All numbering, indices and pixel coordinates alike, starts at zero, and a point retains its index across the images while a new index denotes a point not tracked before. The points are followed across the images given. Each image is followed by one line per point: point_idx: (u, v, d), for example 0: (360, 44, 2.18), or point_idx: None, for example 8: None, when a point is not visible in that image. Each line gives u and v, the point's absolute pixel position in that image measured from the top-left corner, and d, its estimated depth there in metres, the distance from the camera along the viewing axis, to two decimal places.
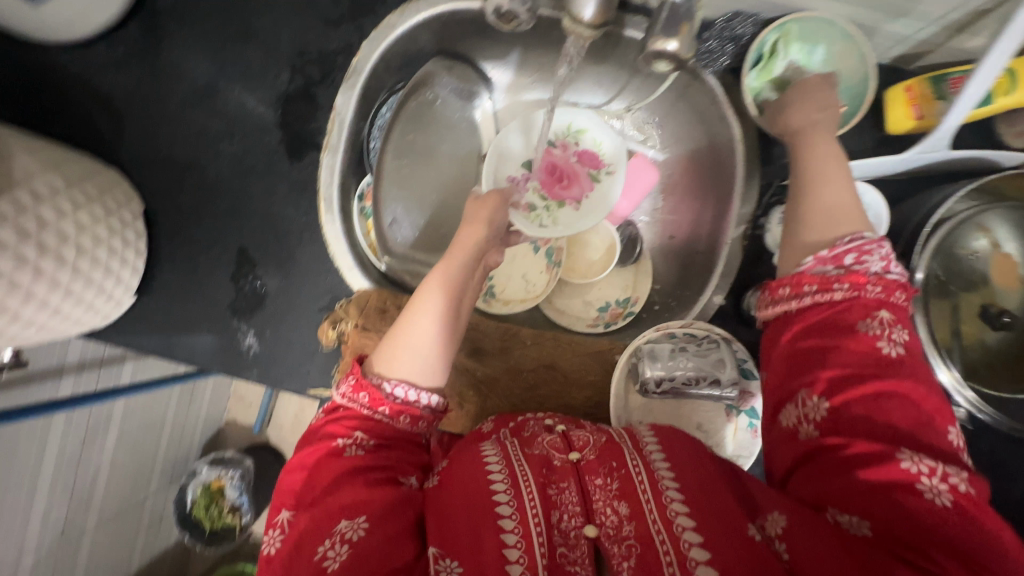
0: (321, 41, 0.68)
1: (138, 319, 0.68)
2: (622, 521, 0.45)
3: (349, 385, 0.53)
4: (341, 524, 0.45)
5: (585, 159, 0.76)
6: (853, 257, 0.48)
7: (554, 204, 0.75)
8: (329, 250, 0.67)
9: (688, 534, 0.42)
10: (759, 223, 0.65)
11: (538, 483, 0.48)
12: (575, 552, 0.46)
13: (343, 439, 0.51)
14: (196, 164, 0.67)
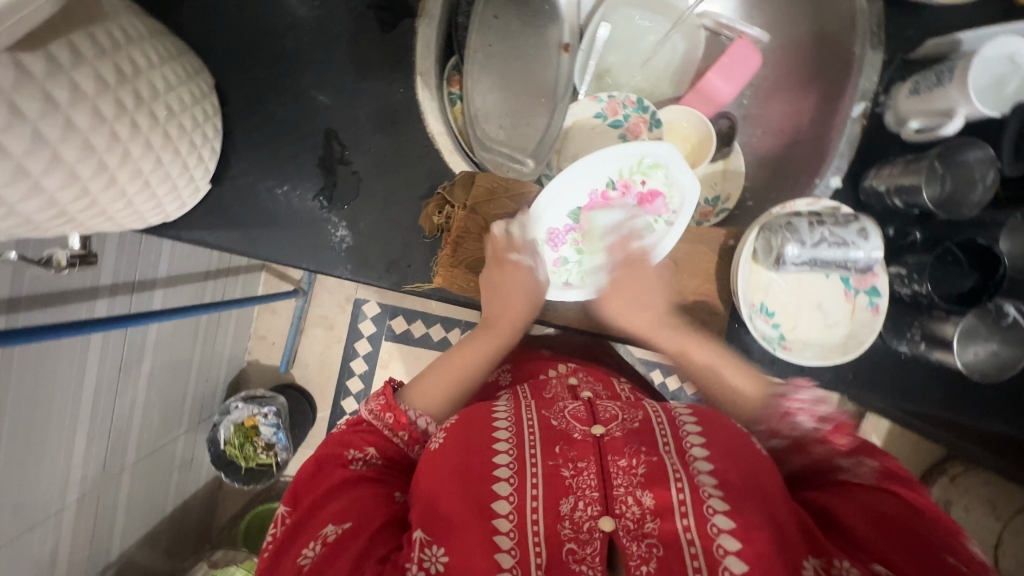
0: None
1: (215, 212, 0.61)
2: (644, 516, 0.49)
3: (378, 403, 0.59)
4: (326, 528, 0.50)
5: (647, 203, 0.65)
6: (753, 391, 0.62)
7: (587, 255, 0.67)
8: (428, 129, 0.62)
9: (717, 519, 0.48)
10: (881, 100, 0.63)
11: (547, 465, 0.53)
12: (587, 547, 0.49)
13: (356, 451, 0.57)
14: (271, 33, 0.60)
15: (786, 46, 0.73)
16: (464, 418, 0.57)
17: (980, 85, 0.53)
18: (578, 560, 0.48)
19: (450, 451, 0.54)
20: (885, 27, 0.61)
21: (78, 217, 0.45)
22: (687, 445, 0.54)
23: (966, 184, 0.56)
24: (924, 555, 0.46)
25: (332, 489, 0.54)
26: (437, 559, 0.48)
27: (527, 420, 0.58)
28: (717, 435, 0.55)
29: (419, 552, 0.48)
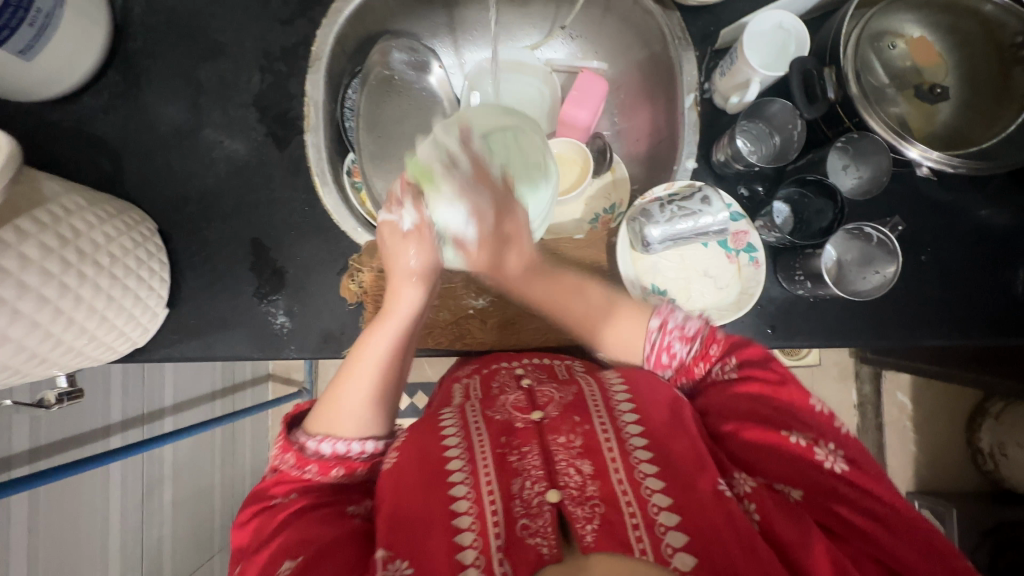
0: (281, 39, 0.75)
1: (175, 329, 0.73)
2: (585, 482, 0.55)
3: (280, 447, 0.62)
4: (280, 568, 0.53)
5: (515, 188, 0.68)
6: (659, 351, 0.65)
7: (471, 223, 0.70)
8: (331, 216, 0.72)
9: (646, 473, 0.55)
10: (707, 88, 0.71)
11: (494, 453, 0.59)
12: (538, 520, 0.53)
13: (279, 495, 0.60)
14: (196, 176, 0.74)
15: (631, 64, 0.82)
16: (415, 433, 0.63)
17: (768, 59, 0.62)
18: (532, 533, 0.52)
19: (409, 464, 0.59)
20: (689, 30, 0.72)
21: (48, 357, 0.56)
22: (618, 410, 0.61)
23: (787, 134, 0.66)
24: (791, 450, 0.55)
25: (280, 521, 0.57)
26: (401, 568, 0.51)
27: (474, 419, 0.63)
28: (642, 389, 0.64)
29: (385, 564, 0.52)
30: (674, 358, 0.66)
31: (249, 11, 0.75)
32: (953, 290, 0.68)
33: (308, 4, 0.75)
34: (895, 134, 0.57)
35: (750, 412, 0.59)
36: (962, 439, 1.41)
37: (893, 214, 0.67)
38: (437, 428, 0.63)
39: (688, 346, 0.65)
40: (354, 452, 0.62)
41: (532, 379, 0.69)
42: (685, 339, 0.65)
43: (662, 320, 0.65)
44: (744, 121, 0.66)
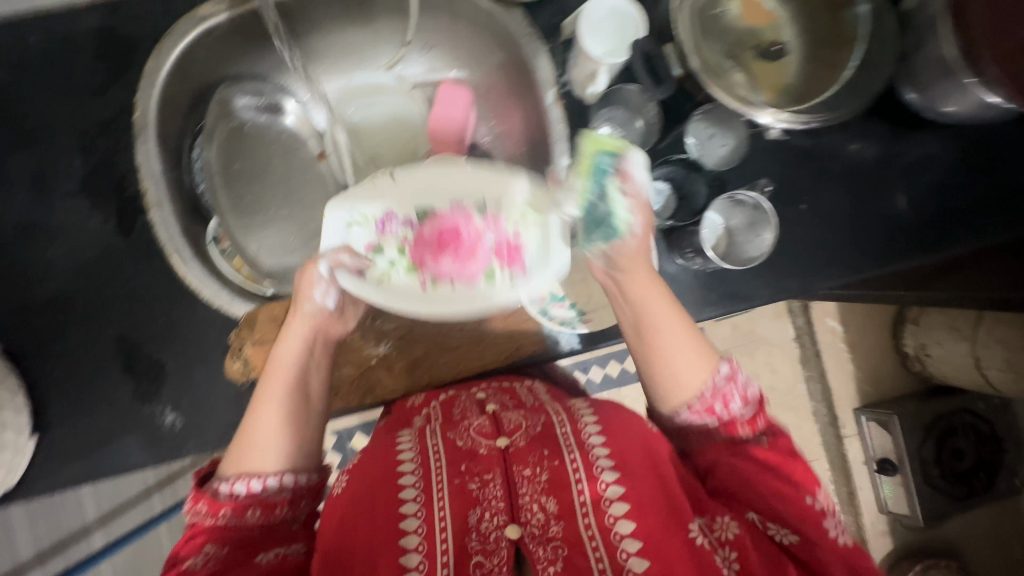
0: (97, 112, 0.67)
1: (53, 455, 0.65)
2: (549, 520, 0.52)
3: (192, 499, 0.54)
4: None
5: (464, 259, 0.56)
6: (720, 403, 0.56)
7: (405, 262, 0.56)
8: (201, 294, 0.66)
9: (613, 510, 0.51)
10: (564, 81, 0.68)
11: (450, 484, 0.55)
12: (493, 557, 0.50)
13: (192, 558, 0.51)
14: (34, 283, 0.66)
15: (490, 67, 0.79)
16: (367, 467, 0.58)
17: (612, 43, 0.60)
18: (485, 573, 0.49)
19: (361, 508, 0.54)
20: (533, 25, 0.69)
21: None
22: (588, 441, 0.57)
23: (647, 117, 0.64)
24: (782, 503, 0.52)
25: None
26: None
27: (431, 449, 0.58)
28: (616, 426, 0.59)
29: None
30: (728, 413, 0.56)
31: (50, 88, 0.67)
32: (840, 231, 0.69)
33: (118, 68, 0.67)
34: (747, 104, 0.58)
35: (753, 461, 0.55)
36: (892, 347, 1.49)
37: (761, 176, 0.67)
38: (392, 454, 0.58)
39: (747, 407, 0.57)
40: (273, 492, 0.55)
41: (497, 402, 0.64)
42: (744, 400, 0.57)
43: (732, 369, 0.57)
44: (603, 111, 0.65)
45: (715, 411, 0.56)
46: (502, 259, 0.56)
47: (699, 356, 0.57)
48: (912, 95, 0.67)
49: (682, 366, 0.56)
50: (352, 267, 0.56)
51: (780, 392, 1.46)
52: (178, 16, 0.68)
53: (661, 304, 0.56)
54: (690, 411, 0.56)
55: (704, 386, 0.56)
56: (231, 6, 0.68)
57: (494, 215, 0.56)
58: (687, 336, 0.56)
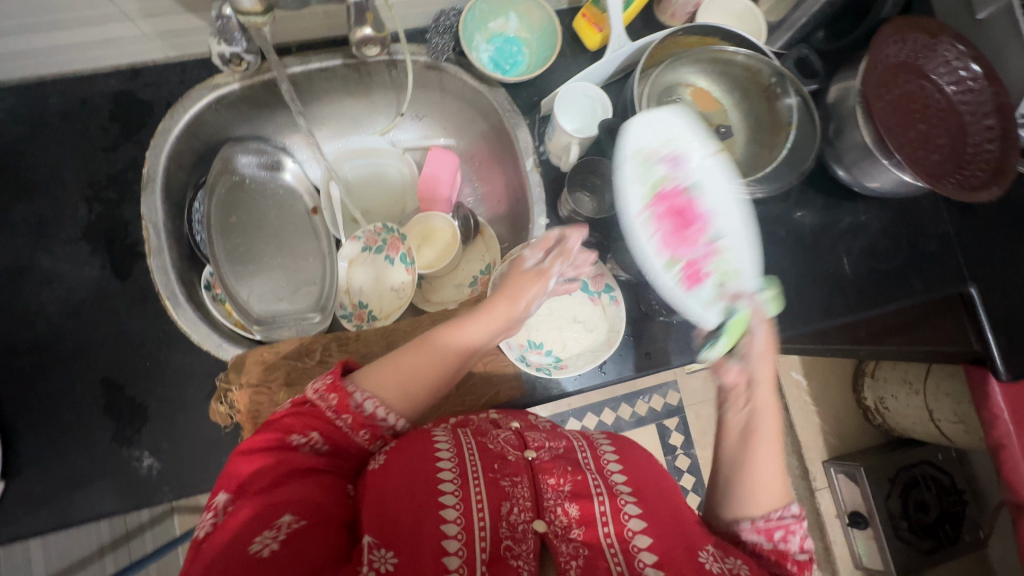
0: (106, 166, 0.72)
1: (20, 502, 0.63)
2: (571, 523, 0.52)
3: (325, 383, 0.55)
4: (284, 518, 0.47)
5: (688, 265, 0.58)
6: (780, 534, 0.51)
7: (659, 182, 0.59)
8: (191, 338, 0.69)
9: (633, 523, 0.52)
10: (542, 151, 0.78)
11: (486, 478, 0.54)
12: (521, 544, 0.51)
13: (298, 438, 0.52)
14: (24, 324, 0.67)
15: (473, 134, 0.88)
16: (410, 440, 0.55)
17: (582, 124, 0.70)
18: (513, 555, 0.50)
19: (398, 487, 0.51)
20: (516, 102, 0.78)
21: None
22: (608, 468, 0.57)
23: (611, 186, 0.73)
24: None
25: (282, 472, 0.50)
26: (386, 559, 0.47)
27: (467, 446, 0.56)
28: (633, 462, 0.59)
29: (370, 552, 0.47)
30: (783, 542, 0.51)
31: (64, 142, 0.71)
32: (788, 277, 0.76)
33: (131, 127, 0.73)
34: None
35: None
36: (852, 399, 1.55)
37: None
38: (429, 440, 0.55)
39: (804, 550, 0.50)
40: (380, 420, 0.56)
41: (520, 423, 0.63)
42: (803, 546, 0.51)
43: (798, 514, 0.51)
44: (575, 178, 0.74)
45: (774, 534, 0.51)
46: (687, 270, 0.58)
47: (777, 486, 0.53)
48: (841, 172, 0.76)
49: (761, 474, 0.53)
50: (648, 146, 0.60)
51: None
52: (192, 85, 0.74)
53: (765, 416, 0.55)
54: (750, 530, 0.51)
55: (777, 508, 0.52)
56: (244, 77, 0.74)
57: (715, 246, 0.58)
58: (773, 442, 0.54)
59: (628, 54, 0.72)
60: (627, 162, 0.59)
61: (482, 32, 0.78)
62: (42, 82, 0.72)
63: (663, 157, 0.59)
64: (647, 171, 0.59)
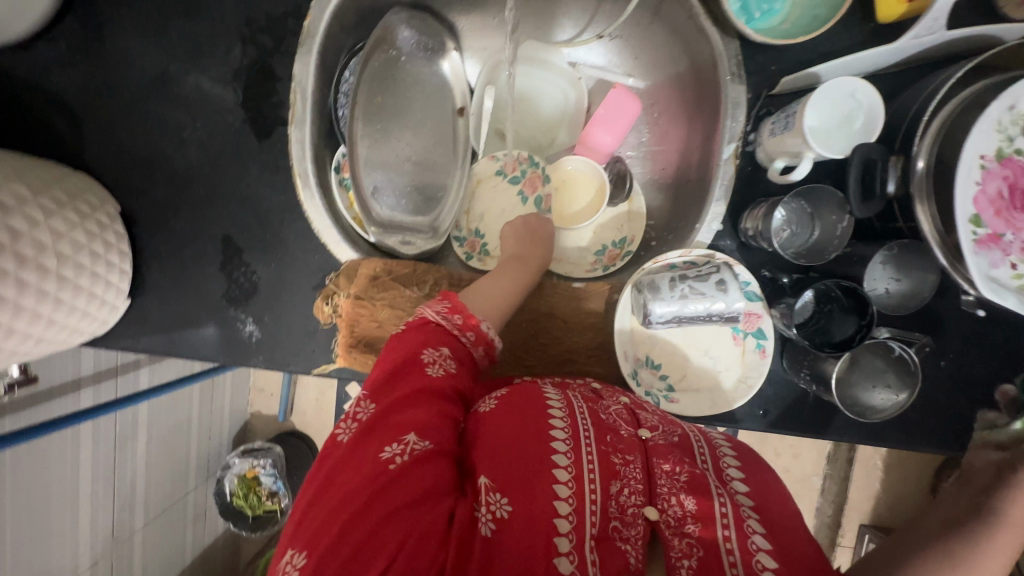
0: (269, 5, 0.64)
1: (137, 323, 0.68)
2: (688, 515, 0.41)
3: (445, 307, 0.55)
4: (410, 434, 0.44)
5: (1000, 235, 0.48)
6: None
7: (1011, 148, 0.49)
8: (313, 226, 0.67)
9: (757, 540, 0.39)
10: (750, 138, 0.61)
11: (598, 450, 0.44)
12: (630, 530, 0.41)
13: (428, 353, 0.51)
14: (164, 156, 0.66)
15: (670, 78, 0.71)
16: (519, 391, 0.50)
17: (826, 126, 0.54)
18: (623, 538, 0.41)
19: (506, 437, 0.45)
20: (745, 66, 0.61)
21: None
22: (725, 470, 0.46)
23: (831, 226, 0.56)
24: None
25: (409, 391, 0.48)
26: (502, 505, 0.41)
27: (580, 408, 0.48)
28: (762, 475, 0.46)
29: (485, 495, 0.42)
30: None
31: None
32: (987, 406, 0.59)
33: None
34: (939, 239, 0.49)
35: None
36: (928, 481, 1.39)
37: (921, 333, 0.58)
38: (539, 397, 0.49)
39: None
40: (494, 341, 0.57)
41: (631, 400, 0.54)
42: None
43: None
44: (790, 198, 0.56)
45: None
46: (989, 235, 0.48)
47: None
48: None
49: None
50: None
51: (793, 477, 1.44)
52: None
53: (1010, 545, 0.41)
54: None
55: None
56: None
57: None
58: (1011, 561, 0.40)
59: (931, 46, 0.53)
60: (1020, 98, 0.48)
61: None
62: None
63: (1015, 122, 0.49)
64: (1004, 126, 0.49)
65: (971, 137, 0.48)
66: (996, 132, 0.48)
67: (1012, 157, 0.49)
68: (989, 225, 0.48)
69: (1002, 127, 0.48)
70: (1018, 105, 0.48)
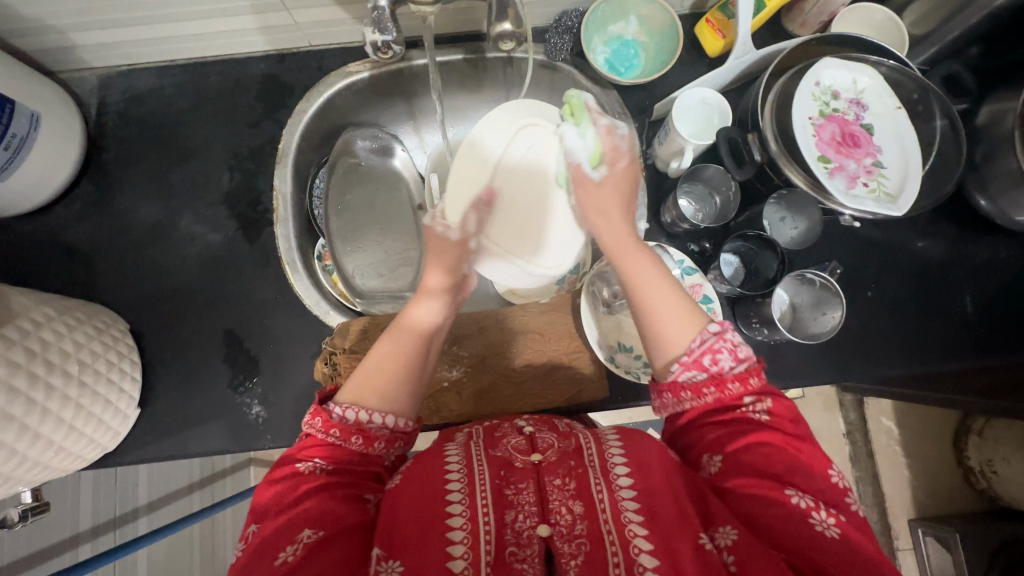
0: (249, 140, 0.80)
1: (148, 429, 0.72)
2: (576, 520, 0.47)
3: (310, 413, 0.55)
4: (303, 533, 0.47)
5: (845, 167, 0.62)
6: (709, 358, 0.53)
7: (829, 109, 0.65)
8: (303, 301, 0.75)
9: (638, 542, 0.45)
10: (648, 154, 0.76)
11: (493, 486, 0.50)
12: (526, 549, 0.47)
13: (303, 463, 0.53)
14: (168, 273, 0.76)
15: None
16: (418, 460, 0.54)
17: (697, 129, 0.69)
18: (519, 557, 0.46)
19: (401, 504, 0.49)
20: (626, 105, 0.78)
21: (14, 474, 0.55)
22: (614, 466, 0.51)
23: (725, 195, 0.71)
24: (775, 515, 0.46)
25: (304, 490, 0.50)
26: (394, 568, 0.45)
27: (477, 457, 0.53)
28: (645, 452, 0.52)
29: (377, 563, 0.45)
30: (716, 368, 0.52)
31: (217, 116, 0.80)
32: (886, 311, 0.72)
33: (273, 106, 0.81)
34: (815, 186, 0.61)
35: (764, 464, 0.49)
36: (953, 458, 1.36)
37: (832, 260, 0.71)
38: (437, 459, 0.53)
39: (738, 363, 0.53)
40: (373, 425, 0.54)
41: (535, 426, 0.58)
42: (735, 357, 0.53)
43: (720, 328, 0.53)
44: (686, 184, 0.72)
45: (705, 363, 0.52)
46: (837, 169, 0.62)
47: (690, 317, 0.55)
48: (983, 202, 0.68)
49: (670, 323, 0.55)
50: (840, 83, 0.66)
51: None
52: (329, 71, 0.81)
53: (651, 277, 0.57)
54: (694, 357, 0.53)
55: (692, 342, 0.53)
56: (373, 67, 0.80)
57: (875, 168, 0.63)
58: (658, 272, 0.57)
59: (752, 61, 0.69)
60: (820, 76, 0.65)
61: (602, 32, 0.79)
62: (204, 62, 0.81)
63: (825, 92, 0.65)
64: (818, 96, 0.65)
65: (795, 107, 0.63)
66: (817, 100, 0.65)
67: (834, 113, 0.65)
68: (835, 160, 0.62)
69: (818, 96, 0.65)
70: (822, 81, 0.65)
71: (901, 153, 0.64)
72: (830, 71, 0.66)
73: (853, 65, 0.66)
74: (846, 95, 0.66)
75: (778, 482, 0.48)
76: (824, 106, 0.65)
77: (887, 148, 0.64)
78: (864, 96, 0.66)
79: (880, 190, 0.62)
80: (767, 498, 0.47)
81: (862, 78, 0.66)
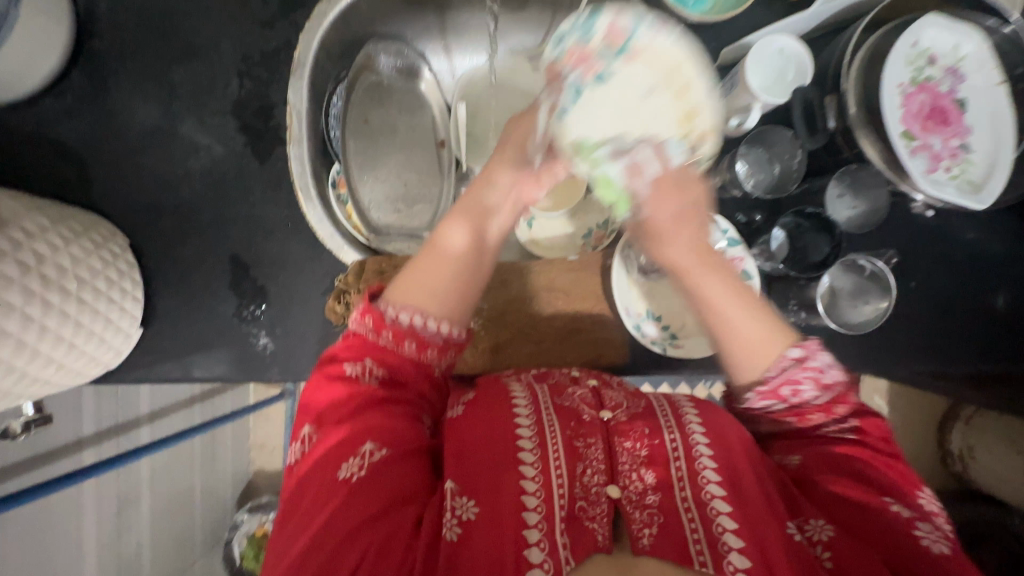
0: (261, 43, 0.71)
1: (150, 350, 0.69)
2: (648, 489, 0.46)
3: (358, 311, 0.52)
4: (364, 447, 0.47)
5: (928, 148, 0.56)
6: (790, 390, 0.51)
7: (922, 77, 0.57)
8: (312, 229, 0.70)
9: (722, 521, 0.43)
10: None
11: (564, 439, 0.48)
12: (596, 507, 0.45)
13: (354, 367, 0.51)
14: (170, 187, 0.70)
15: None
16: (481, 394, 0.53)
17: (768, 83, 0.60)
18: (589, 516, 0.45)
19: (472, 445, 0.48)
20: None
21: (14, 389, 0.53)
22: (690, 430, 0.49)
23: (788, 164, 0.65)
24: (873, 517, 0.46)
25: (358, 404, 0.49)
26: (468, 507, 0.45)
27: (545, 404, 0.52)
28: (724, 427, 0.50)
29: (451, 499, 0.45)
30: (796, 398, 0.51)
31: (226, 10, 0.70)
32: (925, 305, 0.69)
33: (290, 5, 0.71)
34: (891, 163, 0.55)
35: (857, 474, 0.48)
36: (934, 441, 1.40)
37: (889, 249, 0.67)
38: (507, 402, 0.51)
39: (821, 391, 0.51)
40: (428, 330, 0.51)
41: (597, 381, 0.57)
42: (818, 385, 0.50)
43: (804, 353, 0.50)
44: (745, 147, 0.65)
45: (783, 392, 0.51)
46: (925, 152, 0.56)
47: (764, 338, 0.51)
48: None
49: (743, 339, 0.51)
50: (938, 47, 0.58)
51: None
52: None
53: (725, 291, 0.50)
54: (770, 389, 0.51)
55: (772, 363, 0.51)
56: None
57: (959, 154, 0.57)
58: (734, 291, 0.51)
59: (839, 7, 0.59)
60: (918, 37, 0.57)
61: None
62: None
63: (919, 54, 0.57)
64: (911, 60, 0.57)
65: (887, 71, 0.55)
66: (909, 64, 0.57)
67: (926, 83, 0.57)
68: (920, 138, 0.56)
69: (912, 60, 0.57)
70: (921, 43, 0.57)
71: (989, 134, 0.58)
72: (930, 30, 0.57)
73: (956, 24, 0.58)
74: (943, 61, 0.58)
75: (874, 494, 0.47)
76: (916, 72, 0.57)
77: (977, 128, 0.58)
78: (963, 65, 0.58)
79: (961, 178, 0.56)
80: (865, 506, 0.46)
81: (964, 44, 0.58)
